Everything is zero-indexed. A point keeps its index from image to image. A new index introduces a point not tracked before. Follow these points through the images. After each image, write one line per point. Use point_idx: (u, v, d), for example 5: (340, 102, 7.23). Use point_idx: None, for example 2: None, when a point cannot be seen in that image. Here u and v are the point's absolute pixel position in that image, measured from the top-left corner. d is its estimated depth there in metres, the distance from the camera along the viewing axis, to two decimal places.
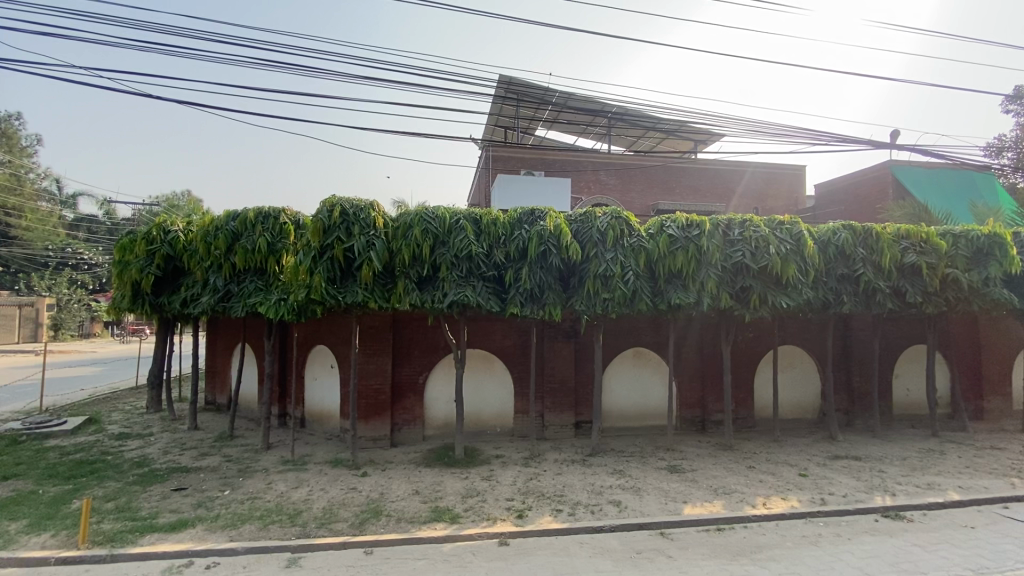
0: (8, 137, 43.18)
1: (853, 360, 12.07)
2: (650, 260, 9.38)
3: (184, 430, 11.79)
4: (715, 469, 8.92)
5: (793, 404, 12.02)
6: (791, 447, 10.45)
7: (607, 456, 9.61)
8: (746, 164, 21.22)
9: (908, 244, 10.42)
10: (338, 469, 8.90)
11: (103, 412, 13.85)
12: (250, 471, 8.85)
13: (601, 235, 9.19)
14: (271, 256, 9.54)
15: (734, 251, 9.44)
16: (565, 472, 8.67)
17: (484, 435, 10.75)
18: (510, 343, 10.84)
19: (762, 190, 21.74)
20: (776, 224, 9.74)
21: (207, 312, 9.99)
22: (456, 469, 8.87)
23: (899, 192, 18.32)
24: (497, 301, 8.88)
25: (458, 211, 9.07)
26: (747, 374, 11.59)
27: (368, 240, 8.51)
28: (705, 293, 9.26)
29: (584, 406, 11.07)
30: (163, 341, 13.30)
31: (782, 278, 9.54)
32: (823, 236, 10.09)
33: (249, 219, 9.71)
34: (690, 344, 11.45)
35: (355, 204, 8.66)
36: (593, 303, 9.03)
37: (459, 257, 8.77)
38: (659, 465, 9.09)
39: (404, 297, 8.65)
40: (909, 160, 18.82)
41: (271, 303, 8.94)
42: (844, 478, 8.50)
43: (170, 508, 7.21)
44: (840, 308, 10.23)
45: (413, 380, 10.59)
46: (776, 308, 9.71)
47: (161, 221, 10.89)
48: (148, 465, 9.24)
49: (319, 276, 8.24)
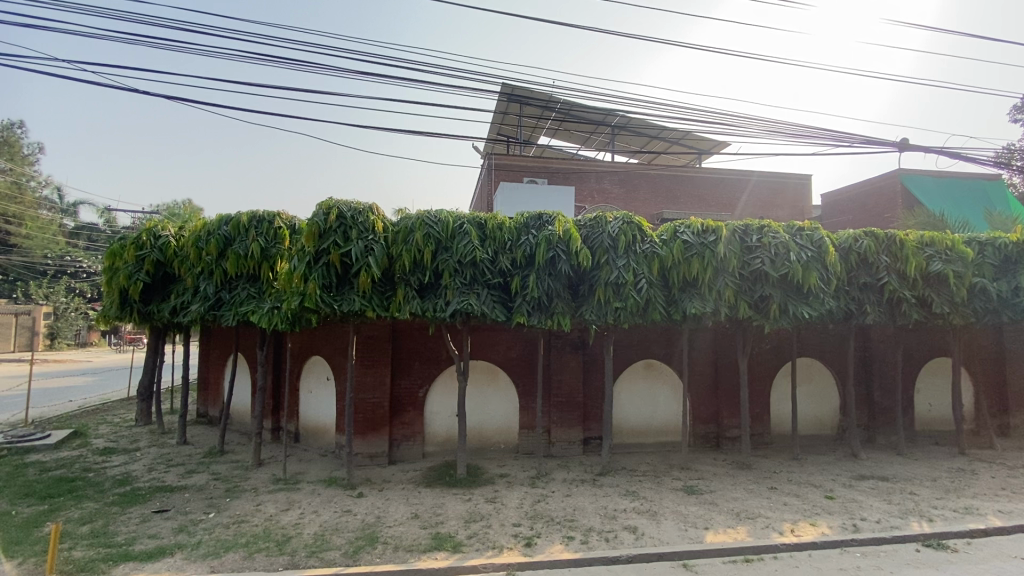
0: (12, 145, 43.04)
1: (874, 373, 11.53)
2: (664, 268, 8.89)
3: (172, 445, 11.24)
4: (735, 491, 8.34)
5: (812, 419, 11.46)
6: (812, 466, 9.88)
7: (618, 476, 9.04)
8: (748, 174, 20.76)
9: (934, 252, 9.90)
10: (332, 489, 8.33)
11: (89, 425, 13.29)
12: (238, 491, 8.29)
13: (612, 241, 8.72)
14: (264, 262, 9.05)
15: (752, 258, 8.96)
16: (574, 494, 8.09)
17: (487, 452, 10.19)
18: (515, 354, 10.32)
19: (767, 199, 21.19)
20: (796, 230, 9.29)
21: (197, 321, 9.50)
22: (457, 489, 8.31)
23: (909, 202, 17.86)
24: (502, 310, 8.38)
25: (461, 215, 8.63)
26: (764, 388, 11.04)
27: (366, 245, 8.02)
28: (722, 302, 8.76)
29: (592, 421, 10.54)
30: (157, 350, 12.80)
31: (804, 287, 9.02)
32: (843, 242, 9.63)
33: (242, 223, 9.27)
34: (703, 356, 10.94)
35: (353, 207, 8.20)
36: (604, 313, 8.51)
37: (463, 263, 8.30)
38: (676, 487, 8.50)
39: (403, 305, 8.14)
40: (919, 168, 18.33)
41: (263, 311, 8.46)
42: (875, 502, 7.93)
43: (148, 533, 6.65)
44: (864, 318, 9.70)
45: (413, 393, 10.06)
46: (798, 319, 9.14)
47: (150, 226, 10.43)
48: (130, 484, 8.69)
49: (313, 283, 7.74)
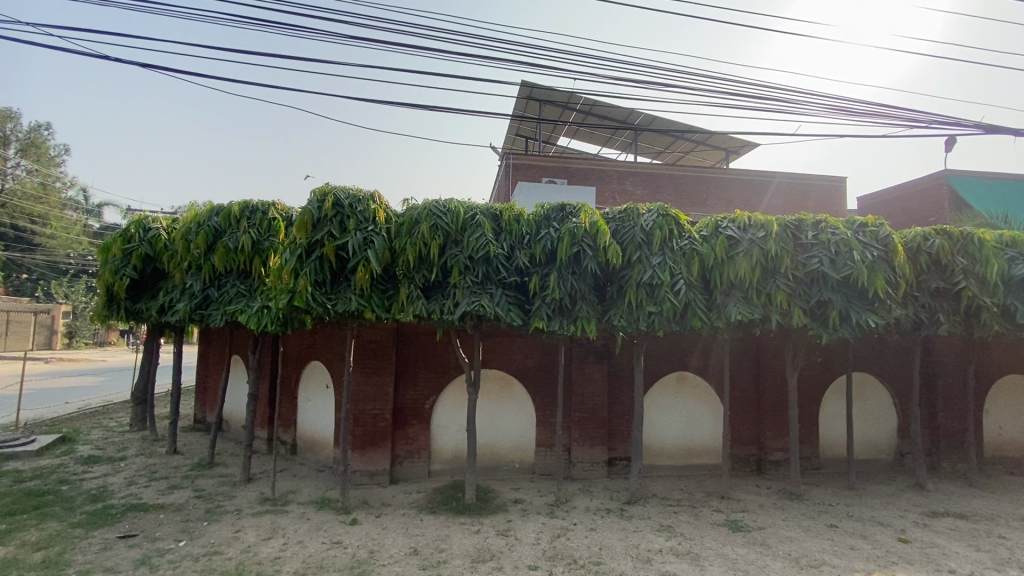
0: (41, 147, 43.10)
1: (937, 392, 10.22)
2: (703, 268, 7.78)
3: (161, 454, 10.40)
4: (788, 528, 7.12)
5: (868, 442, 10.16)
6: (873, 498, 8.60)
7: (649, 505, 7.89)
8: (769, 176, 19.11)
9: (1016, 254, 8.61)
10: (324, 514, 7.35)
11: (82, 430, 12.58)
12: (217, 514, 7.34)
13: (645, 236, 7.63)
14: (255, 256, 8.16)
15: (809, 258, 7.76)
16: (600, 528, 6.97)
17: (499, 472, 9.13)
18: (531, 363, 9.26)
19: (791, 204, 19.46)
20: (857, 226, 8.08)
21: (185, 320, 8.67)
22: (465, 518, 7.25)
23: (959, 205, 16.10)
24: (519, 313, 7.33)
25: (474, 205, 7.68)
26: (811, 407, 9.81)
27: (366, 237, 7.05)
28: (772, 307, 7.60)
29: (618, 439, 9.41)
30: (152, 351, 12.07)
31: (868, 292, 7.76)
32: (911, 242, 8.36)
33: (233, 214, 8.41)
34: (743, 369, 9.77)
35: (351, 194, 7.25)
36: (636, 318, 7.41)
37: (475, 259, 7.31)
38: (718, 521, 7.32)
39: (406, 306, 7.14)
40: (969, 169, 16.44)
41: (253, 311, 7.57)
42: (961, 550, 6.68)
43: (105, 566, 5.73)
44: (935, 329, 8.42)
45: (419, 404, 9.06)
46: (861, 329, 7.86)
47: (140, 219, 9.70)
48: (103, 500, 7.84)
49: (304, 279, 6.76)
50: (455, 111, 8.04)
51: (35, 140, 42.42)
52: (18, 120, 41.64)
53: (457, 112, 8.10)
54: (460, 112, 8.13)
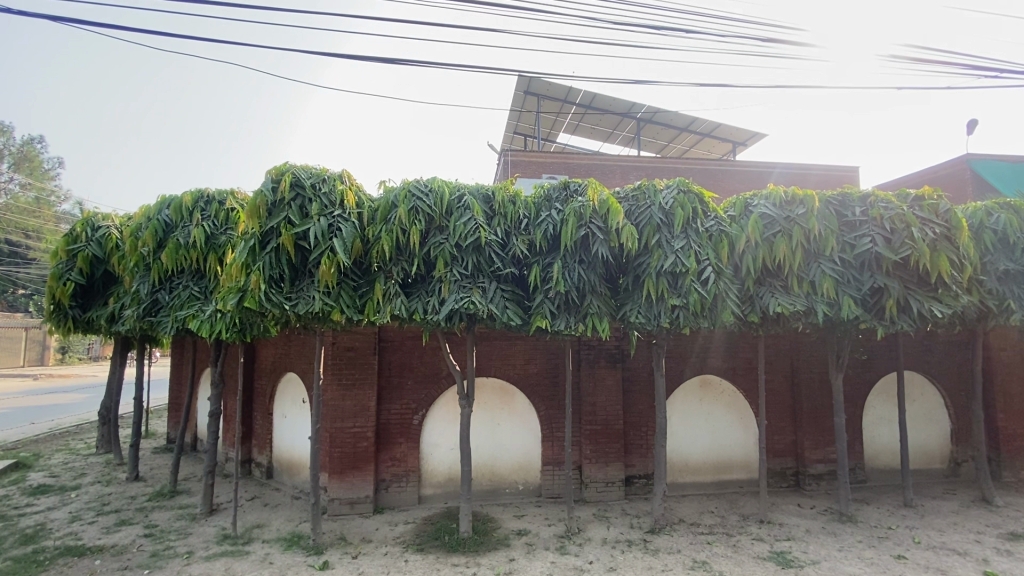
0: (34, 160, 42.37)
1: (996, 391, 9.00)
2: (734, 253, 6.61)
3: (120, 482, 9.23)
4: (849, 563, 5.89)
5: (919, 449, 8.95)
6: (937, 517, 7.36)
7: (677, 535, 6.68)
8: (771, 164, 17.58)
9: None
10: (291, 555, 6.15)
11: (42, 454, 11.40)
12: (163, 558, 6.13)
13: (664, 216, 6.48)
14: (210, 252, 7.01)
15: (859, 238, 6.61)
16: (621, 568, 5.76)
17: (501, 495, 7.95)
18: (534, 369, 8.08)
19: None
20: (912, 199, 6.89)
21: (136, 331, 7.58)
22: (458, 559, 6.03)
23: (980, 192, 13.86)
24: (518, 311, 6.18)
25: (462, 185, 6.55)
26: (855, 413, 8.61)
27: (332, 224, 5.91)
28: (817, 297, 6.41)
29: (636, 455, 8.21)
30: (116, 366, 10.86)
31: (931, 276, 6.59)
32: (970, 218, 7.28)
33: (185, 207, 7.34)
34: (776, 370, 8.59)
35: (314, 175, 6.12)
36: (656, 314, 6.23)
37: (463, 247, 6.16)
38: (761, 554, 6.11)
39: (382, 307, 5.96)
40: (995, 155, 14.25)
41: (204, 316, 6.41)
42: None
43: None
44: (1006, 319, 7.20)
45: (406, 420, 7.88)
46: (922, 320, 6.66)
47: (88, 217, 8.61)
48: (35, 543, 6.66)
49: (256, 276, 5.60)
50: (436, 64, 5.96)
51: (28, 154, 41.80)
52: (10, 134, 40.92)
53: (437, 67, 6.01)
54: (439, 65, 6.08)
